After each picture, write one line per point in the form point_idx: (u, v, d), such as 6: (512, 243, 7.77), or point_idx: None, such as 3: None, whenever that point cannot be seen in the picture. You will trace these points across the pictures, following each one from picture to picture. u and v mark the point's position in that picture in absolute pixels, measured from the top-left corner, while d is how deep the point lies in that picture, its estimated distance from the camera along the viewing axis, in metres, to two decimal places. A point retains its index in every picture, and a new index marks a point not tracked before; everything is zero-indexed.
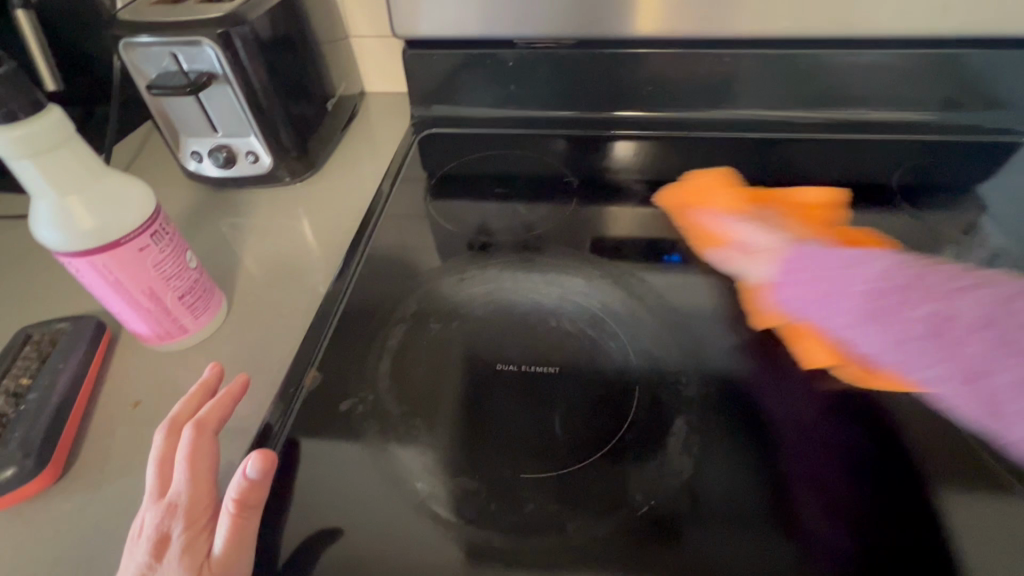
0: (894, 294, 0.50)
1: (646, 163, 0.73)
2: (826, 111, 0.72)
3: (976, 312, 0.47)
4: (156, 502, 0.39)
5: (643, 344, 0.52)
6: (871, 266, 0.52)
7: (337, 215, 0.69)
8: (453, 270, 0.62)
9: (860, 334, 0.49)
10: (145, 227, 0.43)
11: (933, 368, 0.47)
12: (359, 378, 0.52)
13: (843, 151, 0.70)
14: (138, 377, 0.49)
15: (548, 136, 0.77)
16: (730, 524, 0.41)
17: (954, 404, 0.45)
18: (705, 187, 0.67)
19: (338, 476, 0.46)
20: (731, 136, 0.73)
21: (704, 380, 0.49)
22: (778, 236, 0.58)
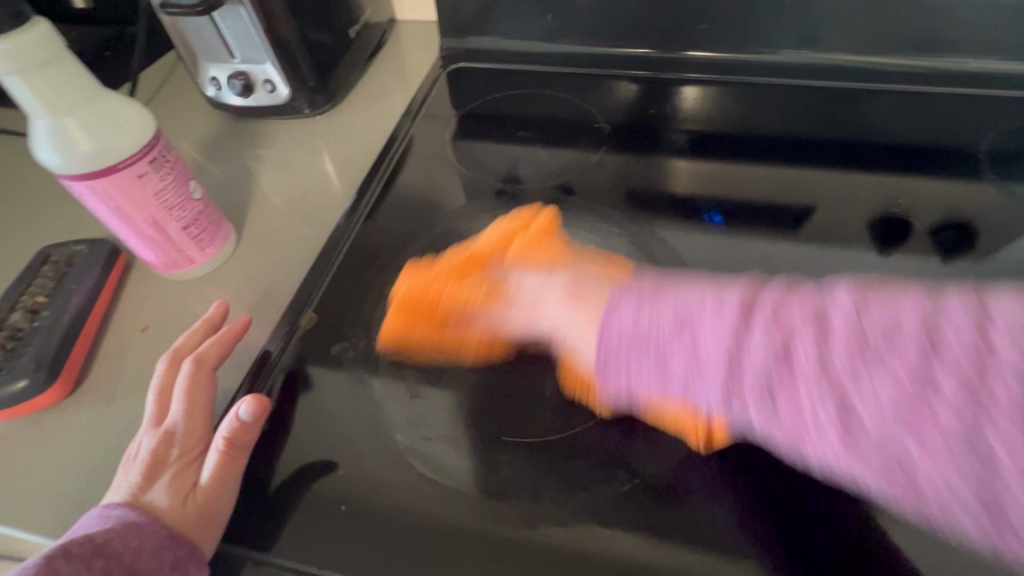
0: (771, 367, 0.27)
1: (714, 111, 0.64)
2: (918, 58, 0.61)
3: (892, 406, 0.24)
4: (153, 428, 0.40)
5: None
6: (708, 319, 0.30)
7: (353, 152, 0.67)
8: (464, 216, 0.58)
9: (772, 433, 0.28)
10: (143, 154, 0.42)
11: (893, 481, 0.25)
12: (354, 321, 0.50)
13: (935, 111, 0.60)
14: (145, 302, 0.51)
15: (613, 77, 0.69)
16: (715, 502, 0.38)
17: (933, 514, 0.25)
18: (427, 286, 0.48)
19: (321, 417, 0.45)
20: (811, 85, 0.64)
21: None
22: (579, 311, 0.38)
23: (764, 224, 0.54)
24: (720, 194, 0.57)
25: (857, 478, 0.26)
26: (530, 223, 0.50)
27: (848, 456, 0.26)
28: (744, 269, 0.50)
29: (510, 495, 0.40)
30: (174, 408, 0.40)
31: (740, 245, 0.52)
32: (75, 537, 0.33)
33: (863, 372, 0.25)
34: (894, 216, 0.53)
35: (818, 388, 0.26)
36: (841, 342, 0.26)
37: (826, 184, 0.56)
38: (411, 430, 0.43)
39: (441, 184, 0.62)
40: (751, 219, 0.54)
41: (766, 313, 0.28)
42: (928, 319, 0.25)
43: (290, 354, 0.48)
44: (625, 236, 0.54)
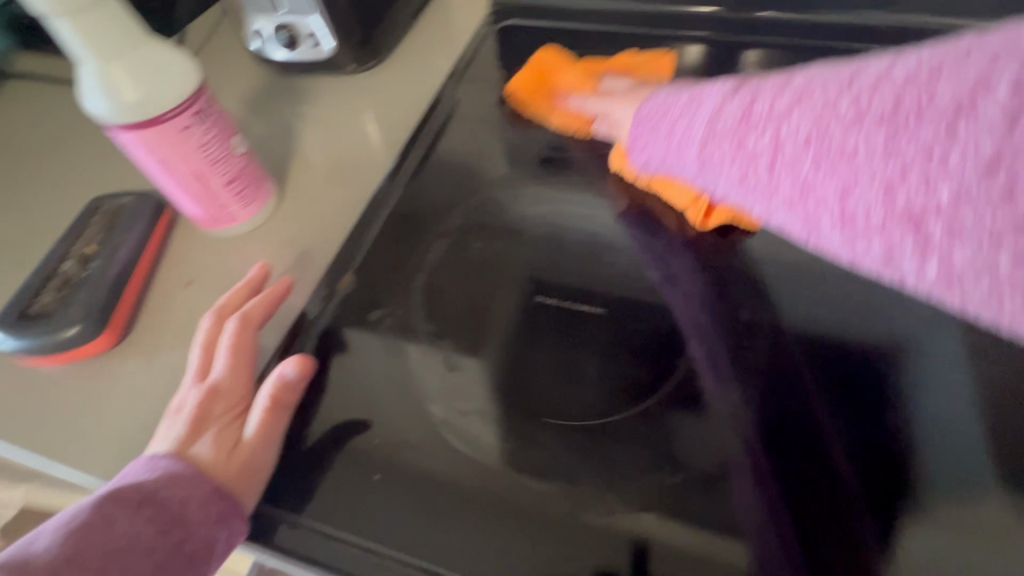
0: (735, 126, 0.34)
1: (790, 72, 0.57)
2: None
3: (805, 133, 0.30)
4: (197, 383, 0.39)
5: (700, 291, 0.46)
6: (706, 100, 0.37)
7: (396, 111, 0.65)
8: (509, 183, 0.56)
9: (728, 184, 0.36)
10: (186, 106, 0.41)
11: (797, 208, 0.32)
12: (393, 287, 0.49)
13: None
14: (189, 257, 0.51)
15: (676, 40, 0.62)
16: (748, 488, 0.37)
17: (825, 237, 0.31)
18: (559, 64, 0.61)
19: (356, 383, 0.44)
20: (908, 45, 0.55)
21: (759, 335, 0.43)
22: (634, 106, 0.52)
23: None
24: None
25: (780, 218, 0.33)
26: (654, 60, 0.59)
27: (769, 192, 0.33)
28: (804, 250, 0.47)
29: (546, 476, 0.38)
30: (218, 364, 0.40)
31: None
32: (122, 485, 0.32)
33: (795, 111, 0.30)
34: None
35: (758, 129, 0.32)
36: (789, 91, 0.31)
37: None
38: (447, 403, 0.42)
39: (485, 147, 0.59)
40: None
41: (744, 91, 0.34)
42: (871, 68, 0.28)
43: (328, 315, 0.47)
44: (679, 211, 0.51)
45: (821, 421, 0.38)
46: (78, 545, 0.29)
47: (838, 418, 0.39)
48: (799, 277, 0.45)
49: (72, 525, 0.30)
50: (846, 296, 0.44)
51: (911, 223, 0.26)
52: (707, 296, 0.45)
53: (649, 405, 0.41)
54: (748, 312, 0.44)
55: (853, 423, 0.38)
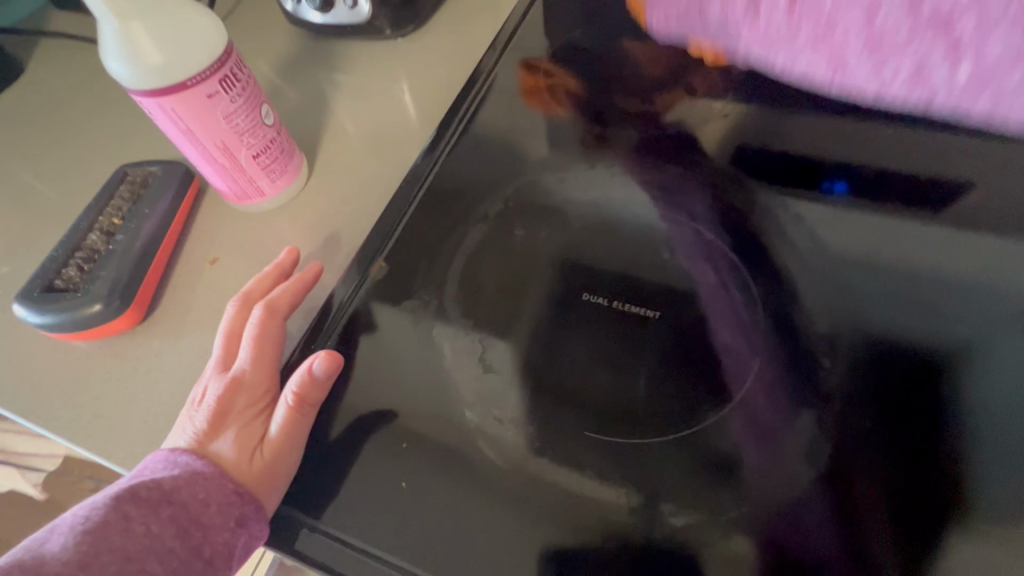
0: None
1: None
2: None
3: None
4: (220, 373, 0.37)
5: (747, 280, 0.43)
6: None
7: (436, 82, 0.60)
8: (554, 165, 0.51)
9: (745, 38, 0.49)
10: (213, 71, 0.38)
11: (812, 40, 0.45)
12: (427, 277, 0.45)
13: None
14: (216, 234, 0.49)
15: None
16: (779, 502, 0.34)
17: (841, 81, 0.46)
18: None
19: (384, 381, 0.41)
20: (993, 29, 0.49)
21: (797, 333, 0.40)
22: None
23: (902, 206, 0.45)
24: (855, 152, 0.48)
25: (805, 57, 0.46)
26: None
27: (794, 33, 0.45)
28: (863, 246, 0.44)
29: (589, 493, 0.36)
30: (242, 354, 0.38)
31: (875, 219, 0.45)
32: (142, 481, 0.30)
33: None
34: None
35: None
36: None
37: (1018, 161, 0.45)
38: (481, 409, 0.39)
39: (530, 123, 0.55)
40: (888, 196, 0.46)
41: None
42: None
43: (358, 299, 0.44)
44: (742, 205, 0.46)
45: (890, 451, 0.35)
46: (92, 546, 0.27)
47: (876, 430, 0.36)
48: (853, 277, 0.42)
49: (88, 523, 0.28)
50: (905, 299, 0.41)
51: (940, 25, 0.38)
52: (745, 291, 0.42)
53: (707, 423, 0.37)
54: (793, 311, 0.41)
55: (927, 455, 0.35)
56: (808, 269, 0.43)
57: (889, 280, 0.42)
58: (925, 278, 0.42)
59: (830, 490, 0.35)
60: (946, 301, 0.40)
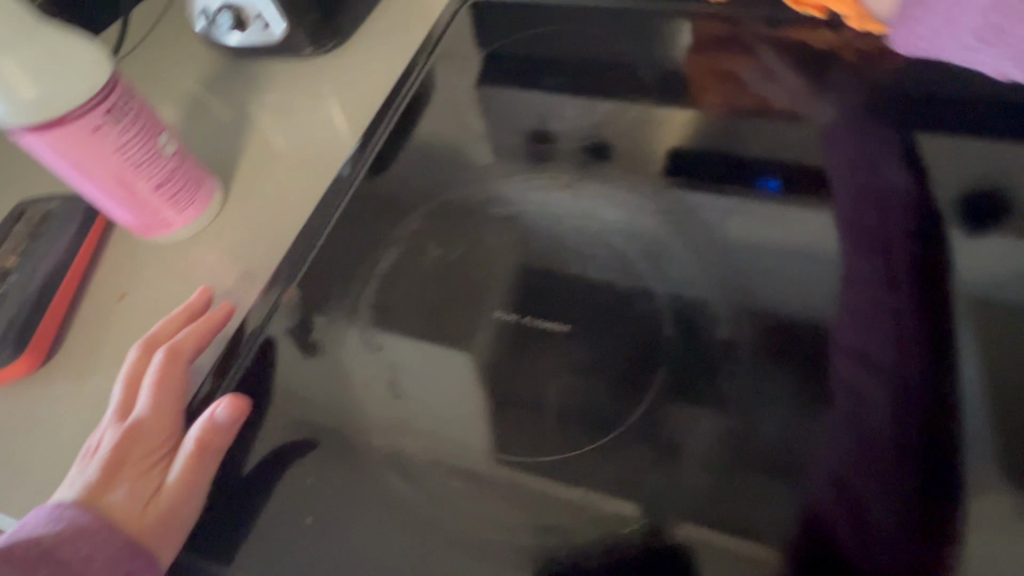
0: None
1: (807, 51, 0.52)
2: None
3: None
4: (117, 421, 0.36)
5: (673, 286, 0.42)
6: None
7: (359, 99, 0.60)
8: (474, 182, 0.51)
9: None
10: (95, 103, 0.37)
11: None
12: (338, 301, 0.44)
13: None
14: (124, 268, 0.47)
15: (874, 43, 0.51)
16: (717, 503, 0.34)
17: None
18: None
19: (293, 415, 0.39)
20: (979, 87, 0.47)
21: (725, 325, 0.40)
22: None
23: (847, 183, 0.45)
24: (785, 150, 0.47)
25: None
26: None
27: None
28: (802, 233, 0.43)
29: (502, 514, 0.35)
30: (141, 401, 0.37)
31: (819, 212, 0.44)
32: (18, 541, 0.29)
33: None
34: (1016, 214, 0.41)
35: None
36: None
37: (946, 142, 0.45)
38: (389, 437, 0.38)
39: (454, 139, 0.55)
40: (825, 185, 0.45)
41: None
42: None
43: (270, 325, 0.43)
44: (660, 214, 0.46)
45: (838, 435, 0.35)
46: None
47: (813, 419, 0.36)
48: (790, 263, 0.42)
49: None
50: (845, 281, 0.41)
51: None
52: (670, 287, 0.42)
53: (614, 436, 0.36)
54: (721, 308, 0.40)
55: (875, 434, 0.35)
56: (740, 260, 0.42)
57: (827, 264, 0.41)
58: (868, 262, 0.41)
59: (830, 503, 0.33)
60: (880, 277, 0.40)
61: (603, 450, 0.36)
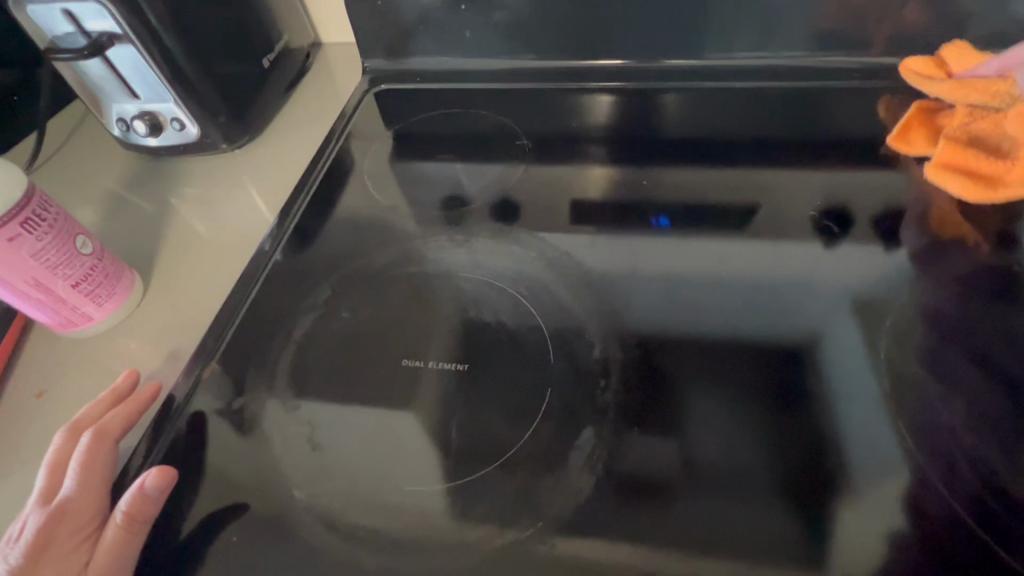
0: None
1: (662, 119, 0.66)
2: (861, 55, 0.63)
3: None
4: (42, 504, 0.37)
5: (558, 319, 0.48)
6: None
7: (273, 183, 0.66)
8: (384, 247, 0.57)
9: None
10: (12, 216, 0.40)
11: None
12: (258, 369, 0.47)
13: (811, 104, 0.64)
14: (44, 364, 0.49)
15: (741, 98, 0.66)
16: (637, 517, 0.38)
17: None
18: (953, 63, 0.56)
19: (218, 481, 0.42)
20: (811, 133, 0.63)
21: (620, 354, 0.46)
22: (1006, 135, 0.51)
23: (708, 217, 0.56)
24: (665, 194, 0.59)
25: None
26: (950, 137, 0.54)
27: None
28: (680, 265, 0.52)
29: (422, 542, 0.38)
30: (67, 482, 0.38)
31: (685, 243, 0.54)
32: None
33: None
34: (846, 217, 0.55)
35: None
36: None
37: (773, 183, 0.58)
38: (310, 487, 0.41)
39: (364, 211, 0.61)
40: (699, 218, 0.56)
41: None
42: None
43: (194, 399, 0.45)
44: (543, 258, 0.54)
45: (727, 440, 0.41)
46: None
47: (705, 430, 0.42)
48: (673, 292, 0.50)
49: None
50: (718, 302, 0.49)
51: None
52: (566, 318, 0.49)
53: (508, 452, 0.42)
54: (603, 334, 0.47)
55: (755, 435, 0.41)
56: (626, 298, 0.50)
57: (701, 289, 0.50)
58: (734, 286, 0.50)
59: (726, 500, 0.39)
60: (742, 300, 0.49)
61: (507, 470, 0.41)
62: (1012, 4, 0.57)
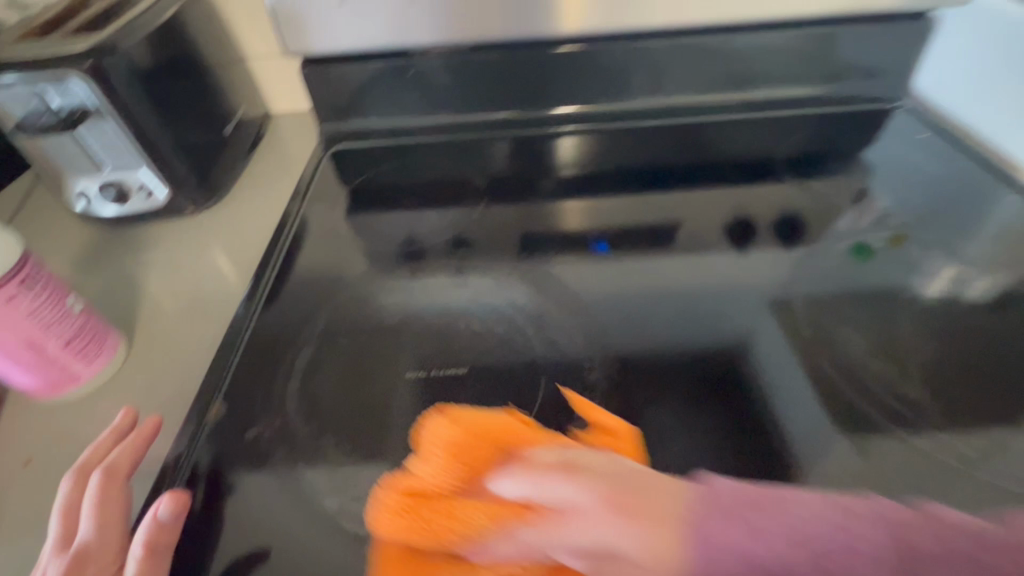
0: None
1: (583, 157, 0.79)
2: (741, 92, 0.81)
3: None
4: (58, 552, 0.36)
5: (540, 323, 0.55)
6: None
7: (246, 240, 0.69)
8: (369, 282, 0.62)
9: None
10: (13, 274, 0.41)
11: None
12: (265, 404, 0.49)
13: (703, 139, 0.80)
14: (28, 434, 0.48)
15: (647, 132, 0.81)
16: None
17: None
18: (467, 433, 0.44)
19: (246, 509, 0.43)
20: (697, 157, 0.78)
21: (598, 346, 0.53)
22: (568, 486, 0.36)
23: (642, 232, 0.67)
24: (594, 225, 0.69)
25: None
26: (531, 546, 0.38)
27: None
28: (627, 267, 0.63)
29: None
30: (83, 525, 0.37)
31: (630, 254, 0.64)
32: None
33: None
34: (743, 220, 0.68)
35: None
36: None
37: (685, 203, 0.71)
38: (339, 494, 0.43)
39: (343, 255, 0.66)
40: (632, 233, 0.67)
41: None
42: None
43: (202, 442, 0.47)
44: (517, 274, 0.62)
45: (705, 436, 0.46)
46: None
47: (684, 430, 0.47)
48: (626, 292, 0.59)
49: None
50: (662, 291, 0.59)
51: None
52: (544, 319, 0.56)
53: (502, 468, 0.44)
54: (580, 330, 0.55)
55: (728, 420, 0.47)
56: (590, 311, 0.57)
57: (647, 284, 0.60)
58: (675, 279, 0.61)
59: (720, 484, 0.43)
60: (684, 291, 0.59)
61: None
62: (836, 48, 0.77)
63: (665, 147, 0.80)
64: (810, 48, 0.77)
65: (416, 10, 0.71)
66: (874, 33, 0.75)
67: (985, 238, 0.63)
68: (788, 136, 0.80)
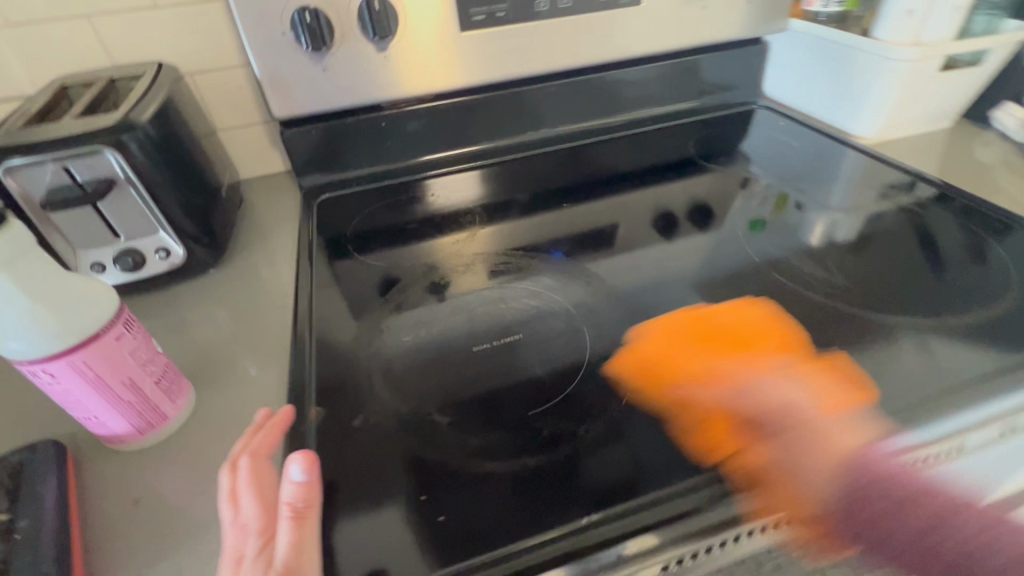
0: None
1: (488, 185, 0.92)
2: (620, 114, 1.02)
3: None
4: (229, 527, 0.40)
5: (564, 295, 0.68)
6: None
7: (265, 283, 0.73)
8: (404, 294, 0.70)
9: None
10: (117, 318, 0.45)
11: None
12: (360, 399, 0.55)
13: (590, 155, 0.98)
14: (124, 478, 0.48)
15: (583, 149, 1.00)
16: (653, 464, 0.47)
17: None
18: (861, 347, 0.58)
19: (379, 478, 0.48)
20: (627, 163, 0.97)
21: (615, 301, 0.67)
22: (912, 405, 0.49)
23: (603, 224, 0.84)
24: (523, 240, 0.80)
25: None
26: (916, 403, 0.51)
27: None
28: (606, 249, 0.78)
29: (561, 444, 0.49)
30: (242, 501, 0.41)
31: (600, 240, 0.80)
32: None
33: None
34: (662, 212, 0.86)
35: None
36: None
37: (628, 199, 0.90)
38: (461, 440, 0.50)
39: (368, 279, 0.73)
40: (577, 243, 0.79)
41: None
42: None
43: (315, 437, 0.51)
44: (525, 267, 0.74)
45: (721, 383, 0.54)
46: None
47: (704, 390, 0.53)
48: (614, 266, 0.74)
49: None
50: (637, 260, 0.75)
51: None
52: (562, 292, 0.68)
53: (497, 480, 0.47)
54: (596, 294, 0.68)
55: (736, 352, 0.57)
56: (587, 276, 0.72)
57: (626, 258, 0.76)
58: (645, 250, 0.77)
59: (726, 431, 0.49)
60: (651, 256, 0.76)
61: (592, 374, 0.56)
62: (705, 70, 1.02)
63: (594, 160, 0.98)
64: (686, 71, 1.01)
65: (386, 71, 0.82)
66: (728, 57, 1.01)
67: (842, 183, 0.88)
68: (688, 138, 1.02)
